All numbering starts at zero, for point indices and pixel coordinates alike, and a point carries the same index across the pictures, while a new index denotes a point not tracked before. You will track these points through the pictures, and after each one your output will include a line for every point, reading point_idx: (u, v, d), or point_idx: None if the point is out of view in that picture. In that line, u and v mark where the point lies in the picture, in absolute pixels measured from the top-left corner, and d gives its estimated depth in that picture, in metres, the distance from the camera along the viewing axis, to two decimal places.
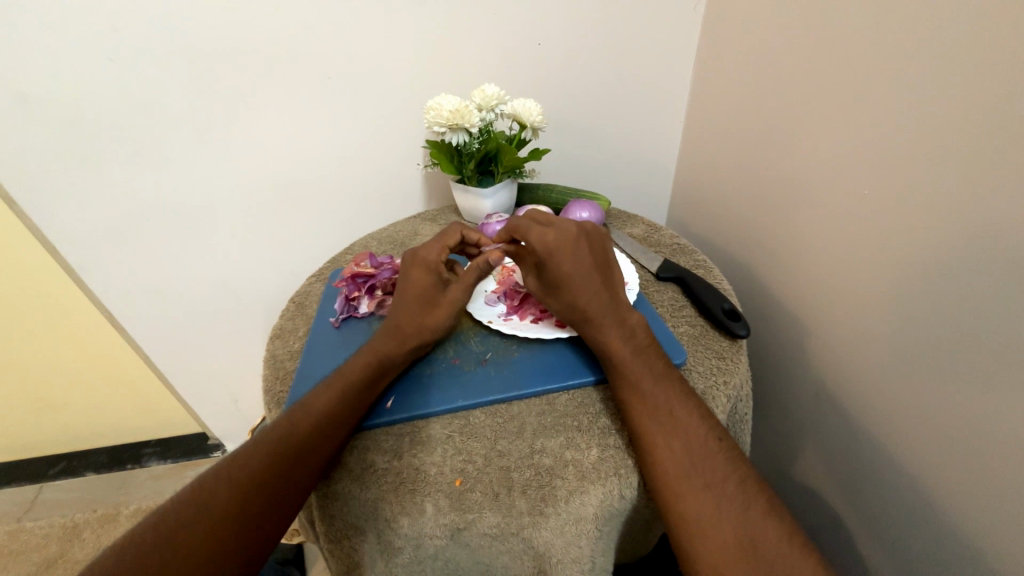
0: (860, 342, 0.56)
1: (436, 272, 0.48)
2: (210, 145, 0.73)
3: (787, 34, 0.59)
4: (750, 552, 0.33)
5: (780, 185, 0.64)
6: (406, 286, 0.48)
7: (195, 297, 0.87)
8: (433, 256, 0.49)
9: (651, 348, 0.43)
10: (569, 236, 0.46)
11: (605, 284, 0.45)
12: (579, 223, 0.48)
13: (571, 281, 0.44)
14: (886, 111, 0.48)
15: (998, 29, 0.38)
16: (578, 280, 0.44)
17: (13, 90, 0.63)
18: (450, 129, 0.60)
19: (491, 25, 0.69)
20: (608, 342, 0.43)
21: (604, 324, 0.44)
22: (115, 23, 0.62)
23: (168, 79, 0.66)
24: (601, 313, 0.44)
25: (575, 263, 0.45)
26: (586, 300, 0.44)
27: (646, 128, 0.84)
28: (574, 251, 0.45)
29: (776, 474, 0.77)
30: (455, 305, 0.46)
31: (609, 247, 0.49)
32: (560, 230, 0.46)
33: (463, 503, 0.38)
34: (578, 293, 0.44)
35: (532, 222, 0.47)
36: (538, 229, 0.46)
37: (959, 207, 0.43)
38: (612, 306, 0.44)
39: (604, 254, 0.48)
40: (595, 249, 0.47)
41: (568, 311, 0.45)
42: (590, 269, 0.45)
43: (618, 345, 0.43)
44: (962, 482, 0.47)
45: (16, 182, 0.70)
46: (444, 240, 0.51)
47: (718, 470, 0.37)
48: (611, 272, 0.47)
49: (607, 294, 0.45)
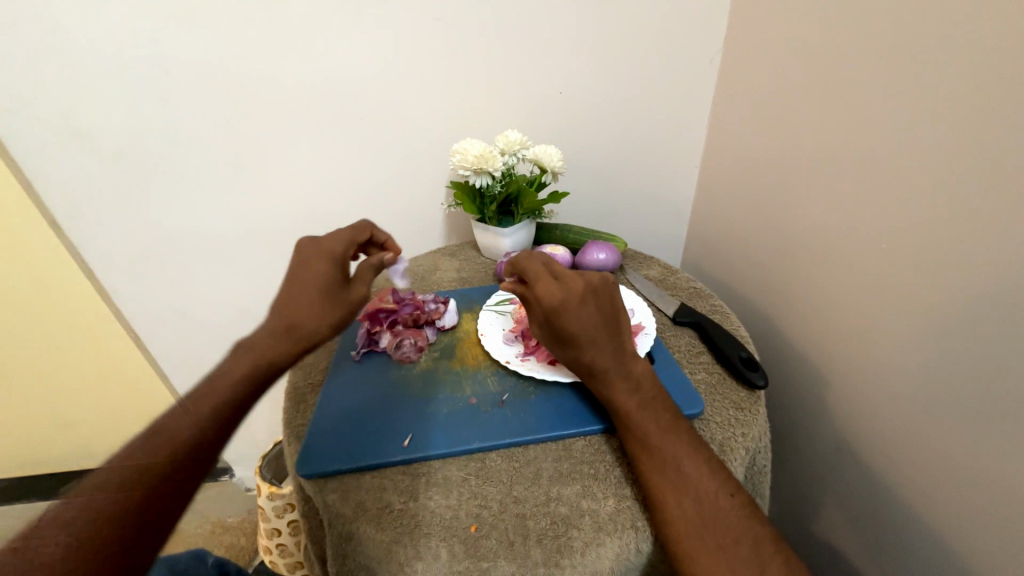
0: (880, 395, 0.55)
1: (338, 266, 0.50)
2: (241, 180, 0.77)
3: (800, 89, 0.62)
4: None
5: (796, 234, 0.65)
6: (305, 273, 0.49)
7: (217, 321, 0.90)
8: (337, 249, 0.51)
9: (652, 398, 0.43)
10: (578, 295, 0.44)
11: (611, 337, 0.45)
12: (588, 277, 0.46)
13: (576, 337, 0.44)
14: (903, 167, 0.49)
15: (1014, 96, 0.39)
16: (585, 335, 0.43)
17: (73, 126, 0.69)
18: (474, 172, 0.62)
19: (515, 76, 0.74)
20: (614, 397, 0.43)
21: (612, 377, 0.44)
22: (168, 67, 0.67)
23: (212, 119, 0.72)
24: (604, 368, 0.44)
25: (578, 322, 0.44)
26: (591, 355, 0.44)
27: (662, 173, 0.86)
28: (578, 308, 0.44)
29: (795, 528, 0.74)
30: (349, 306, 0.49)
31: (619, 295, 0.48)
32: (568, 288, 0.45)
33: (477, 550, 0.37)
34: (583, 347, 0.44)
35: (540, 275, 0.46)
36: (545, 288, 0.45)
37: (980, 263, 0.43)
38: (616, 358, 0.44)
39: (612, 303, 0.46)
40: (603, 305, 0.46)
41: (573, 363, 0.45)
42: (596, 325, 0.44)
43: (624, 398, 0.43)
44: (999, 548, 0.45)
45: (64, 208, 0.75)
46: (350, 233, 0.54)
47: (738, 531, 0.36)
48: (618, 322, 0.46)
49: (613, 348, 0.44)
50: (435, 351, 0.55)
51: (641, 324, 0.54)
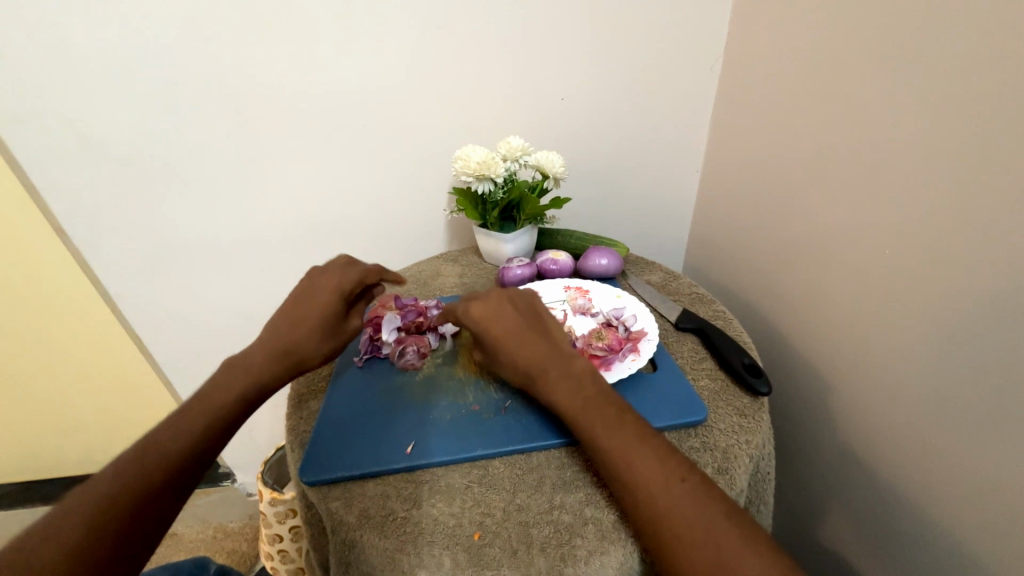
0: (885, 402, 0.55)
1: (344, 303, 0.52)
2: (244, 187, 0.78)
3: (801, 96, 0.62)
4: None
5: (799, 239, 0.65)
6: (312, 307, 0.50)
7: (220, 327, 0.90)
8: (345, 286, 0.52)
9: (601, 396, 0.43)
10: (495, 304, 0.49)
11: (543, 339, 0.47)
12: (504, 291, 0.51)
13: (505, 343, 0.46)
14: (906, 174, 0.49)
15: (1016, 103, 0.39)
16: (513, 341, 0.46)
17: (79, 133, 0.70)
18: (477, 179, 0.63)
19: (517, 82, 0.74)
20: (557, 400, 0.43)
21: (553, 380, 0.44)
22: (173, 74, 0.68)
23: (216, 126, 0.72)
24: (542, 371, 0.45)
25: (502, 327, 0.47)
26: (526, 359, 0.45)
27: (664, 178, 0.86)
28: (497, 314, 0.48)
29: (800, 535, 0.73)
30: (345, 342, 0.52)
31: (542, 303, 0.51)
32: (489, 300, 0.49)
33: (481, 559, 0.37)
34: (515, 352, 0.46)
35: (461, 297, 0.51)
36: (464, 305, 0.50)
37: (984, 269, 0.43)
38: (554, 359, 0.45)
39: (535, 310, 0.50)
40: (526, 310, 0.49)
41: (515, 372, 0.46)
42: (522, 327, 0.47)
43: (575, 401, 0.43)
44: (1006, 557, 0.45)
45: (70, 215, 0.76)
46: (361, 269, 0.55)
47: (701, 516, 0.35)
48: (546, 325, 0.48)
49: (548, 350, 0.46)
50: (439, 357, 0.55)
51: (644, 330, 0.54)
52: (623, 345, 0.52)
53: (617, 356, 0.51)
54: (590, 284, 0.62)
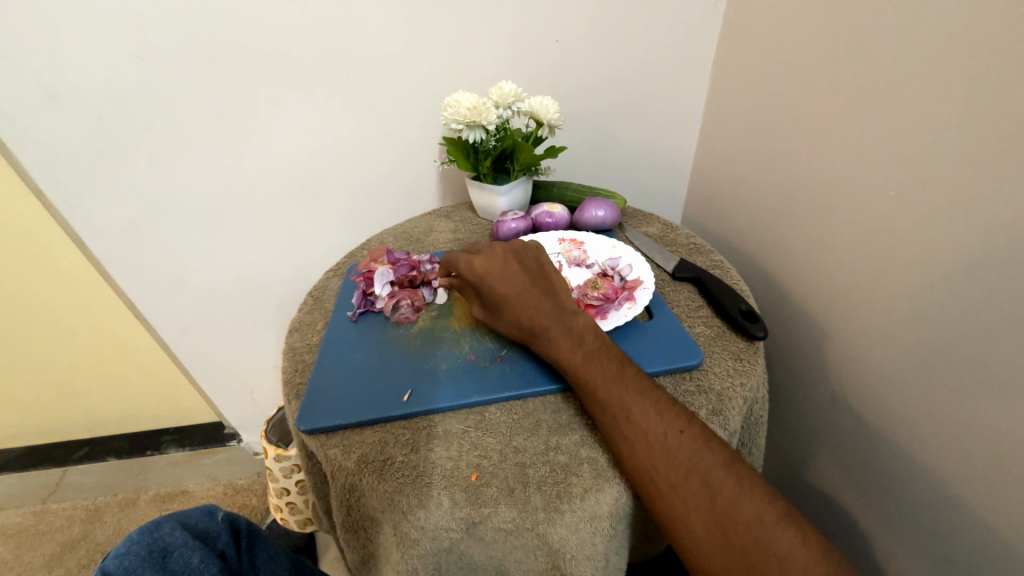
0: (873, 348, 0.55)
1: None
2: (224, 142, 0.74)
3: (807, 32, 0.58)
4: (729, 544, 0.33)
5: (795, 186, 0.63)
6: None
7: (213, 288, 0.89)
8: None
9: (603, 349, 0.43)
10: (496, 258, 0.48)
11: (544, 294, 0.46)
12: (507, 245, 0.50)
13: (506, 297, 0.46)
14: (910, 109, 0.46)
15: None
16: (514, 295, 0.46)
17: (41, 86, 0.65)
18: (467, 126, 0.60)
19: (507, 20, 0.69)
20: (558, 352, 0.43)
21: (554, 332, 0.44)
22: (134, 18, 0.62)
23: (186, 75, 0.67)
24: (544, 324, 0.44)
25: (504, 280, 0.46)
26: (528, 312, 0.45)
27: (663, 127, 0.83)
28: (501, 271, 0.47)
29: (788, 477, 0.76)
30: None
31: (548, 258, 0.50)
32: (489, 254, 0.49)
33: (478, 497, 0.38)
34: (517, 305, 0.45)
35: (462, 252, 0.50)
36: (465, 258, 0.49)
37: (988, 209, 0.41)
38: (555, 313, 0.45)
39: (540, 266, 0.49)
40: (529, 264, 0.49)
41: (514, 326, 0.46)
42: (524, 281, 0.46)
43: (572, 353, 0.43)
44: (978, 490, 0.46)
45: (44, 177, 0.72)
46: None
47: (694, 465, 0.36)
48: (551, 281, 0.48)
49: (550, 303, 0.45)
50: (434, 310, 0.54)
51: (639, 278, 0.53)
52: (619, 294, 0.52)
53: (613, 305, 0.51)
54: (585, 235, 0.60)
